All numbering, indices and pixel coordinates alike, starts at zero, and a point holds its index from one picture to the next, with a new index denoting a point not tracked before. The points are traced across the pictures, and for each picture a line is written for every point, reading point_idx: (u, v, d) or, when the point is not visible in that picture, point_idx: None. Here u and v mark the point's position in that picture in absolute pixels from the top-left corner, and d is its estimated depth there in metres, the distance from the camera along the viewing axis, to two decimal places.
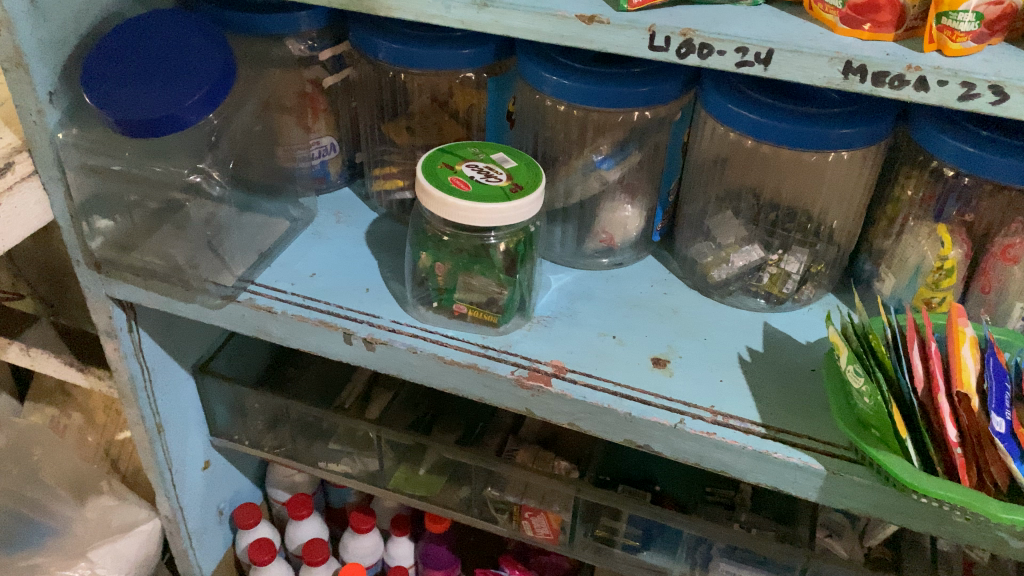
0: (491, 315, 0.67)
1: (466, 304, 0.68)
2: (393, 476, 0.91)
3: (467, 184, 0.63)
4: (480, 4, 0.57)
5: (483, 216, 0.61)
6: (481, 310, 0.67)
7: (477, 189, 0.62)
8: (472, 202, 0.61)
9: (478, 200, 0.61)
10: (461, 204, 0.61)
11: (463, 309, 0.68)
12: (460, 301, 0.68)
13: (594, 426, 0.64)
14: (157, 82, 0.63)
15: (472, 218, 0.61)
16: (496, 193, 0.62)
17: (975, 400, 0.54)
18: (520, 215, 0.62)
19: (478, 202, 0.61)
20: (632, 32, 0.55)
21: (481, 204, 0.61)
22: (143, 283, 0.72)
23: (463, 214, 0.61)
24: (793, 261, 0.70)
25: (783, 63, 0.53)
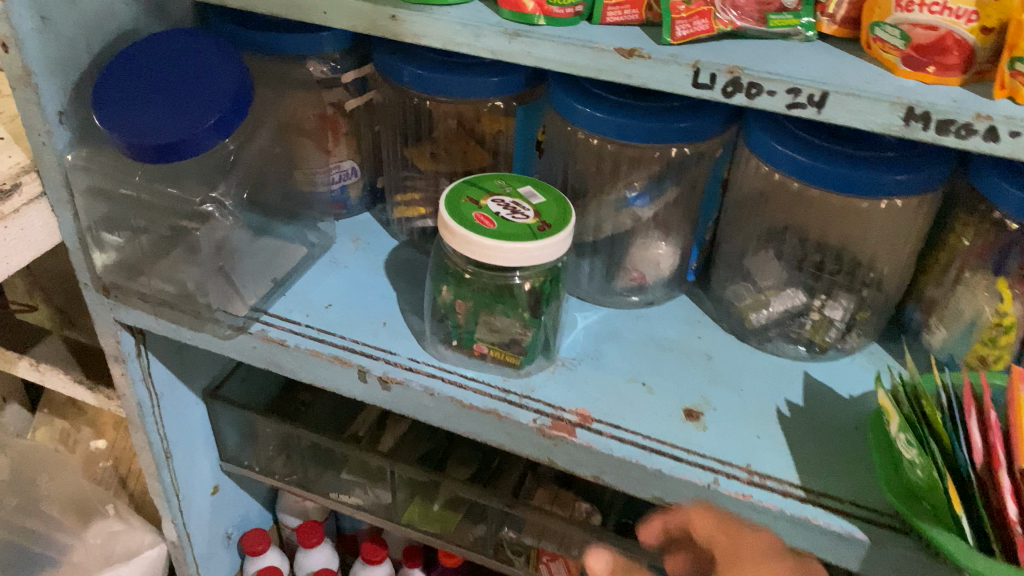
0: (513, 357, 0.63)
1: (487, 344, 0.64)
2: (406, 511, 0.87)
3: (491, 221, 0.59)
4: (512, 34, 0.54)
5: (505, 255, 0.57)
6: (502, 350, 0.63)
7: (502, 226, 0.59)
8: (494, 241, 0.57)
9: (501, 237, 0.58)
10: (484, 241, 0.57)
11: (485, 349, 0.64)
12: (482, 341, 0.64)
13: (620, 480, 0.60)
14: (171, 107, 0.60)
15: (494, 256, 0.57)
16: (521, 231, 0.58)
17: None
18: (546, 255, 0.58)
19: (501, 240, 0.57)
20: (674, 68, 0.51)
21: (504, 242, 0.57)
22: (151, 309, 0.69)
23: (484, 252, 0.57)
24: (837, 308, 0.66)
25: (838, 106, 0.49)
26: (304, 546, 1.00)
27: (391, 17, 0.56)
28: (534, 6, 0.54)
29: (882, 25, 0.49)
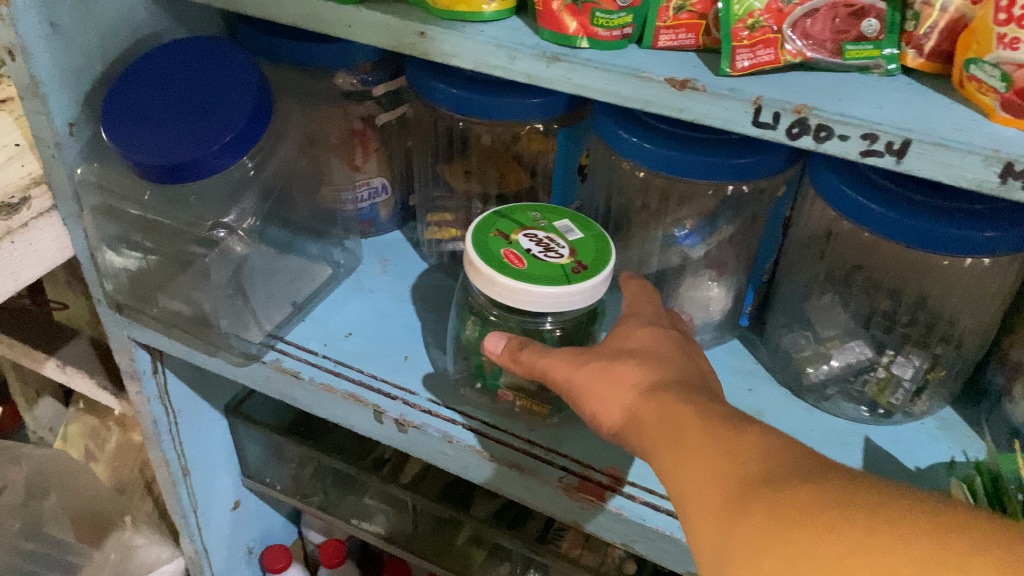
0: (541, 405, 0.58)
1: (512, 390, 0.58)
2: (427, 542, 0.84)
3: (521, 259, 0.54)
4: (550, 57, 0.48)
5: (534, 300, 0.52)
6: (528, 396, 0.58)
7: (533, 267, 0.53)
8: (522, 283, 0.52)
9: (531, 279, 0.52)
10: (511, 284, 0.52)
11: (510, 395, 0.58)
12: (506, 388, 0.58)
13: (651, 551, 0.54)
14: (186, 123, 0.56)
15: (522, 300, 0.52)
16: (554, 273, 0.53)
17: None
18: (580, 301, 0.52)
19: (531, 282, 0.52)
20: (732, 104, 0.45)
21: (533, 286, 0.51)
22: (165, 329, 0.66)
23: (512, 295, 0.52)
24: (907, 366, 0.58)
25: (922, 157, 0.42)
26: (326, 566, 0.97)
27: (420, 34, 0.50)
28: (577, 27, 0.48)
29: (979, 63, 0.42)
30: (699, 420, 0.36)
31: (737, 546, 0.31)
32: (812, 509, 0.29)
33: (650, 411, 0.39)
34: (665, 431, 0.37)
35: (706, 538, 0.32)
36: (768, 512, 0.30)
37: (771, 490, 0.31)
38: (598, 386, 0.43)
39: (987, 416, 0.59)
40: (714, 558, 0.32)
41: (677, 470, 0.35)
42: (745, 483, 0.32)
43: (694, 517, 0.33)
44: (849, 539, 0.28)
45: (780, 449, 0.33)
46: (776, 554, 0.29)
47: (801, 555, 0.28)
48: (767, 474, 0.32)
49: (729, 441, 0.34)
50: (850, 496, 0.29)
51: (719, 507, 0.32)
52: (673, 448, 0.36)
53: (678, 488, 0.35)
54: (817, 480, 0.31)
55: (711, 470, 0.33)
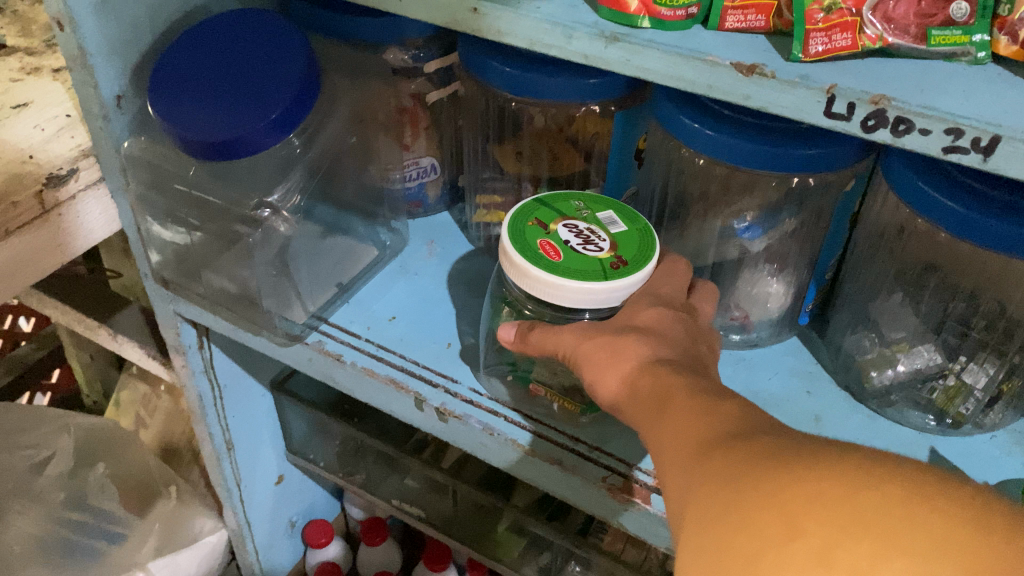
0: (574, 404, 0.55)
1: (544, 387, 0.56)
2: (469, 528, 0.83)
3: (559, 252, 0.51)
4: (609, 38, 0.45)
5: (568, 296, 0.49)
6: (563, 396, 0.55)
7: (570, 261, 0.51)
8: (555, 277, 0.49)
9: (565, 274, 0.50)
10: (544, 278, 0.49)
11: (543, 393, 0.56)
12: (538, 384, 0.56)
13: None
14: (233, 98, 0.55)
15: (555, 295, 0.50)
16: (591, 268, 0.50)
17: None
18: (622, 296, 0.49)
19: (564, 277, 0.49)
20: (803, 92, 0.42)
21: (566, 282, 0.49)
22: (210, 306, 0.65)
23: (545, 289, 0.50)
24: (978, 375, 0.55)
25: (1011, 156, 0.38)
26: (367, 543, 0.97)
27: (472, 10, 0.48)
28: (639, 6, 0.45)
29: None
30: (689, 389, 0.36)
31: (694, 493, 0.30)
32: (768, 456, 0.28)
33: (644, 378, 0.39)
34: (655, 401, 0.37)
35: (673, 490, 0.32)
36: (728, 459, 0.29)
37: (737, 443, 0.30)
38: (599, 364, 0.43)
39: None
40: (675, 508, 0.31)
41: (660, 434, 0.35)
42: (717, 438, 0.31)
43: (666, 473, 0.33)
44: (795, 480, 0.26)
45: (759, 416, 0.32)
46: (726, 494, 0.28)
47: (747, 493, 0.27)
48: (739, 431, 0.31)
49: (710, 407, 0.34)
50: (810, 448, 0.28)
51: (688, 460, 0.32)
52: (659, 414, 0.36)
53: (656, 451, 0.35)
54: (782, 435, 0.30)
55: (690, 431, 0.33)
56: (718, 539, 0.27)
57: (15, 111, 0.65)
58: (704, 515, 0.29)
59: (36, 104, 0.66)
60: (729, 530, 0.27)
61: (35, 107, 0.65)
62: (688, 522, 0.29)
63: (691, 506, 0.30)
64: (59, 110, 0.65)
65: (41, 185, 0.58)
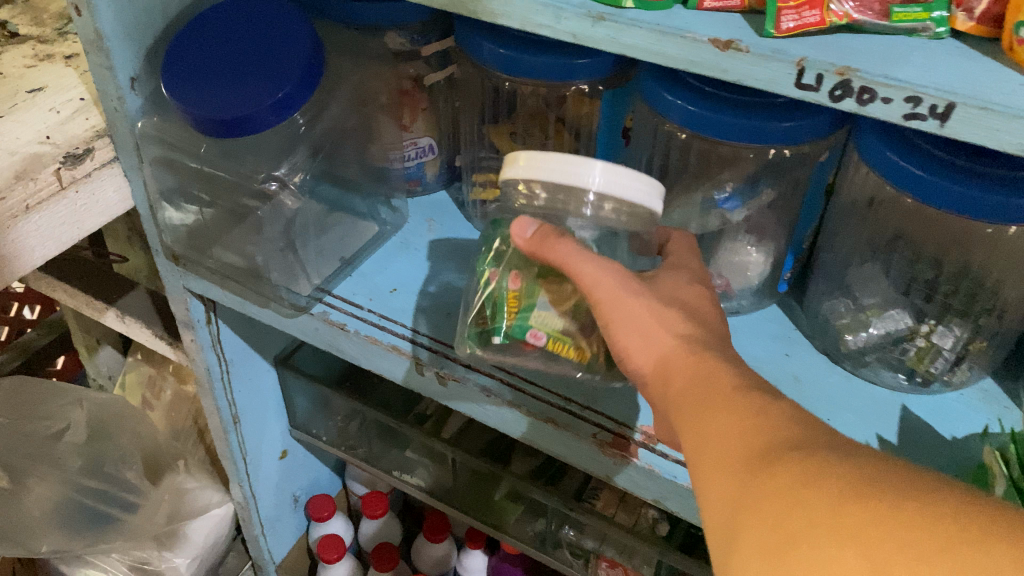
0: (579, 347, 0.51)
1: (547, 330, 0.50)
2: (466, 497, 0.86)
3: None
4: (596, 17, 0.49)
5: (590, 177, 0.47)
6: (567, 341, 0.50)
7: None
8: (562, 153, 0.47)
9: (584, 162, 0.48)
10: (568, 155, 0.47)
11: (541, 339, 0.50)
12: (539, 326, 0.50)
13: (682, 509, 0.55)
14: (242, 79, 0.58)
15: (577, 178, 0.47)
16: None
17: None
18: (624, 188, 0.47)
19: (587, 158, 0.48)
20: (775, 65, 0.45)
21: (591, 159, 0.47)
22: (219, 280, 0.68)
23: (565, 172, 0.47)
24: (947, 336, 0.58)
25: (966, 122, 0.42)
26: (369, 516, 1.00)
27: None
28: None
29: None
30: (731, 385, 0.38)
31: (752, 504, 0.31)
32: (833, 478, 0.30)
33: (684, 371, 0.40)
34: (696, 395, 0.39)
35: (724, 494, 0.33)
36: (789, 473, 0.31)
37: (795, 455, 0.32)
38: (639, 330, 0.44)
39: None
40: (727, 514, 0.33)
41: (703, 430, 0.37)
42: (771, 445, 0.33)
43: (712, 474, 0.35)
44: (867, 509, 0.28)
45: (808, 427, 0.34)
46: (791, 513, 0.30)
47: (815, 517, 0.29)
48: (792, 442, 0.33)
49: (758, 408, 0.35)
50: (873, 473, 0.30)
51: (741, 467, 0.33)
52: (700, 416, 0.37)
53: (698, 449, 0.36)
54: (840, 453, 0.31)
55: (739, 435, 0.35)
56: (785, 556, 0.29)
57: (31, 95, 0.68)
58: (767, 530, 0.30)
59: (51, 88, 0.69)
60: (798, 554, 0.29)
61: (50, 92, 0.68)
62: (749, 544, 0.31)
63: (750, 518, 0.31)
64: (74, 94, 0.68)
65: (59, 162, 0.61)
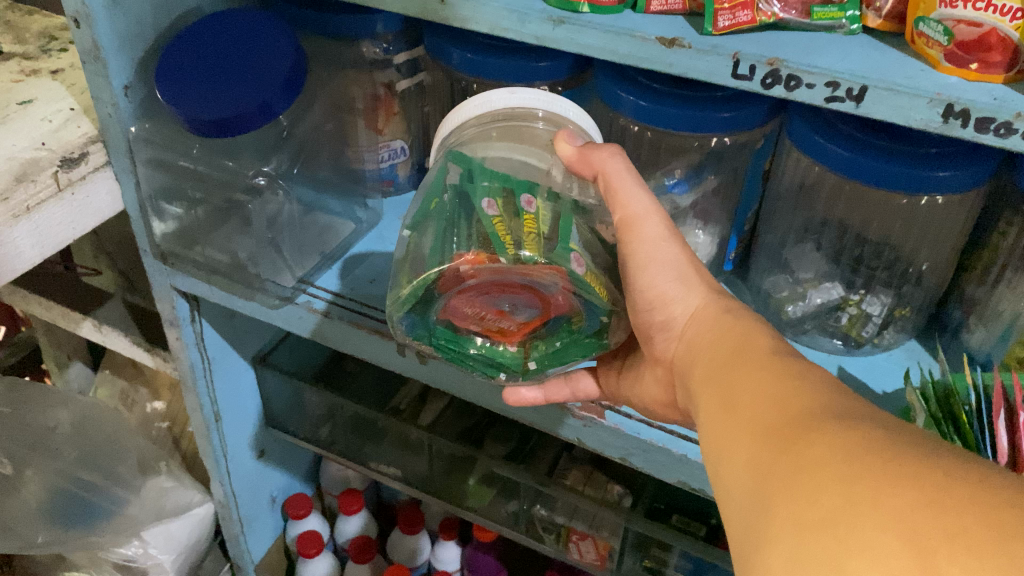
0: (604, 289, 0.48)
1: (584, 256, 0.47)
2: (445, 483, 0.91)
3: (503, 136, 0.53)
4: (556, 20, 0.55)
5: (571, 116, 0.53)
6: (596, 279, 0.48)
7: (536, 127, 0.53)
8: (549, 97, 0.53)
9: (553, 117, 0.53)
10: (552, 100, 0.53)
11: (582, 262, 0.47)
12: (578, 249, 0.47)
13: (646, 464, 0.60)
14: (231, 84, 0.63)
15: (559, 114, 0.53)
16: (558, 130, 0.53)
17: None
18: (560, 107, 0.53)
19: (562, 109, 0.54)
20: (715, 58, 0.51)
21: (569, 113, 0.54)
22: (205, 277, 0.73)
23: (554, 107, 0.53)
24: (875, 303, 0.65)
25: (877, 101, 0.48)
26: (344, 513, 1.03)
27: (440, 2, 0.57)
28: None
29: (926, 21, 0.49)
30: (769, 359, 0.36)
31: (786, 476, 0.29)
32: (878, 452, 0.27)
33: (725, 355, 0.39)
34: (736, 363, 0.38)
35: (753, 464, 0.31)
36: (829, 443, 0.29)
37: (838, 425, 0.29)
38: (678, 276, 0.46)
39: (946, 349, 0.65)
40: (755, 486, 0.30)
41: (735, 398, 0.35)
42: (811, 414, 0.31)
43: (744, 442, 0.33)
44: (916, 490, 0.25)
45: (854, 399, 0.32)
46: (828, 487, 0.27)
47: (857, 496, 0.26)
48: (835, 412, 0.30)
49: (806, 382, 0.33)
50: (923, 451, 0.27)
51: (776, 435, 0.31)
52: (737, 388, 0.36)
53: (728, 418, 0.35)
54: (887, 427, 0.29)
55: (778, 403, 0.33)
56: (819, 535, 0.26)
57: (21, 107, 0.71)
58: (801, 508, 0.27)
59: (40, 100, 0.72)
60: (834, 534, 0.26)
61: (40, 103, 0.72)
62: (777, 519, 0.28)
63: (783, 491, 0.29)
64: (63, 105, 0.71)
65: (57, 166, 0.65)
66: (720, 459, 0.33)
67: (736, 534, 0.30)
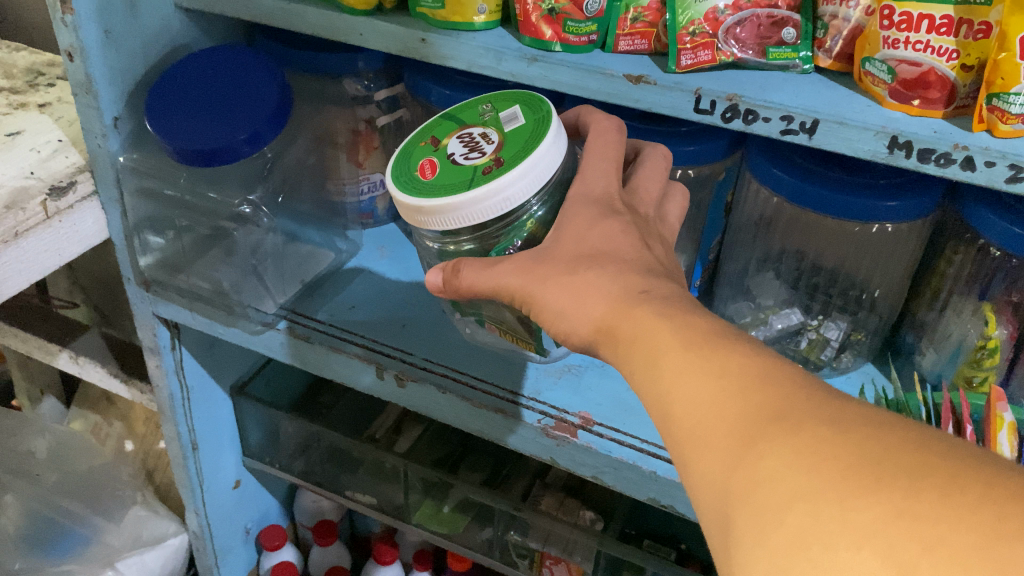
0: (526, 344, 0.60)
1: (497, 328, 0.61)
2: (419, 510, 0.92)
3: (434, 168, 0.51)
4: (530, 58, 0.58)
5: (461, 214, 0.49)
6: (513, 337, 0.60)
7: (442, 176, 0.51)
8: (434, 208, 0.49)
9: (444, 192, 0.49)
10: (429, 206, 0.49)
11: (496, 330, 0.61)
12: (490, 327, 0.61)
13: (618, 482, 0.61)
14: (218, 117, 0.66)
15: (448, 216, 0.49)
16: (462, 178, 0.50)
17: (1004, 432, 0.54)
18: (501, 207, 0.48)
19: (443, 197, 0.49)
20: (678, 94, 0.55)
21: (449, 203, 0.48)
22: (187, 304, 0.74)
23: (439, 215, 0.49)
24: (832, 328, 0.68)
25: (828, 134, 0.52)
26: (319, 544, 1.04)
27: (421, 40, 0.60)
28: (552, 34, 0.58)
29: (871, 60, 0.52)
30: (681, 343, 0.36)
31: (744, 491, 0.30)
32: (834, 461, 0.28)
33: (633, 339, 0.39)
34: (645, 353, 0.37)
35: (709, 479, 0.32)
36: (778, 453, 0.29)
37: (783, 430, 0.30)
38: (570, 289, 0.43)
39: (900, 370, 0.67)
40: (719, 502, 0.31)
41: (666, 396, 0.35)
42: (748, 418, 0.31)
43: (691, 453, 0.33)
44: (886, 502, 0.26)
45: (785, 385, 0.32)
46: (792, 506, 0.28)
47: (823, 514, 0.27)
48: (773, 411, 0.31)
49: (728, 373, 0.34)
50: (880, 447, 0.28)
51: (722, 446, 0.32)
52: (662, 386, 0.36)
53: (669, 423, 0.35)
54: (832, 421, 0.30)
55: (712, 405, 0.33)
56: (793, 559, 0.27)
57: (10, 138, 0.73)
58: (768, 532, 0.28)
59: (28, 132, 0.74)
60: (809, 557, 0.27)
61: (29, 134, 0.74)
62: (745, 542, 0.29)
63: (746, 511, 0.29)
64: (52, 136, 0.73)
65: (45, 195, 0.66)
66: (681, 469, 0.34)
67: (711, 551, 0.31)
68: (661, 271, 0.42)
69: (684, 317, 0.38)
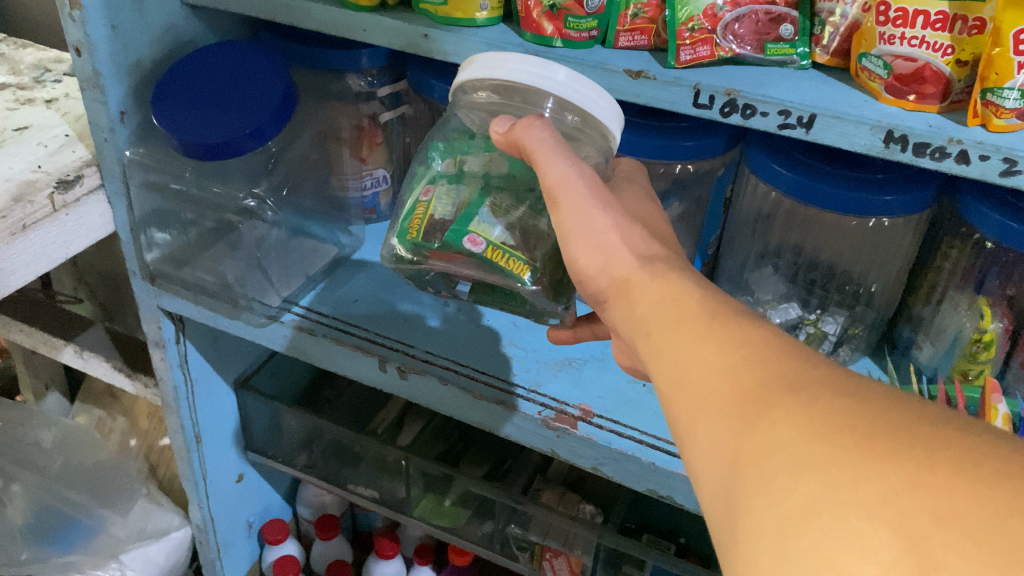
0: (516, 264, 0.52)
1: (486, 239, 0.52)
2: (419, 505, 0.93)
3: None
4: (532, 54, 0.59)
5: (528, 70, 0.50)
6: (506, 252, 0.52)
7: None
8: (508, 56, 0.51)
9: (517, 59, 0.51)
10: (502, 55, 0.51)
11: (479, 244, 0.52)
12: (477, 234, 0.52)
13: (617, 474, 0.62)
14: (223, 111, 0.66)
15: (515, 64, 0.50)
16: None
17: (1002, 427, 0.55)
18: (539, 80, 0.50)
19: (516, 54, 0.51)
20: (677, 89, 0.56)
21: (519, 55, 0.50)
22: (192, 297, 0.75)
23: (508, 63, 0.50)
24: (830, 322, 0.68)
25: (825, 128, 0.53)
26: (320, 538, 1.04)
27: (424, 36, 0.61)
28: (553, 30, 0.58)
29: (868, 56, 0.53)
30: (704, 321, 0.37)
31: (754, 459, 0.30)
32: (849, 433, 0.28)
33: (654, 319, 0.39)
34: (668, 328, 0.38)
35: (717, 449, 0.32)
36: (794, 422, 0.30)
37: (802, 400, 0.30)
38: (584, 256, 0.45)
39: (897, 364, 0.67)
40: (727, 471, 0.31)
41: (682, 368, 0.36)
42: (766, 388, 0.32)
43: (700, 422, 0.33)
44: (899, 474, 0.26)
45: (803, 364, 0.33)
46: (802, 475, 0.28)
47: (835, 482, 0.27)
48: (792, 384, 0.31)
49: (751, 349, 0.34)
50: (895, 423, 0.28)
51: (734, 414, 0.32)
52: (680, 358, 0.36)
53: (681, 393, 0.35)
54: (847, 397, 0.30)
55: (729, 375, 0.33)
56: (801, 527, 0.27)
57: (17, 132, 0.74)
58: (779, 498, 0.28)
59: (35, 127, 0.75)
60: (818, 525, 0.26)
61: (36, 129, 0.74)
62: (755, 508, 0.29)
63: (756, 478, 0.29)
64: (59, 131, 0.74)
65: (53, 188, 0.67)
66: (687, 441, 0.34)
67: (715, 521, 0.31)
68: (659, 260, 0.43)
69: (705, 300, 0.38)
